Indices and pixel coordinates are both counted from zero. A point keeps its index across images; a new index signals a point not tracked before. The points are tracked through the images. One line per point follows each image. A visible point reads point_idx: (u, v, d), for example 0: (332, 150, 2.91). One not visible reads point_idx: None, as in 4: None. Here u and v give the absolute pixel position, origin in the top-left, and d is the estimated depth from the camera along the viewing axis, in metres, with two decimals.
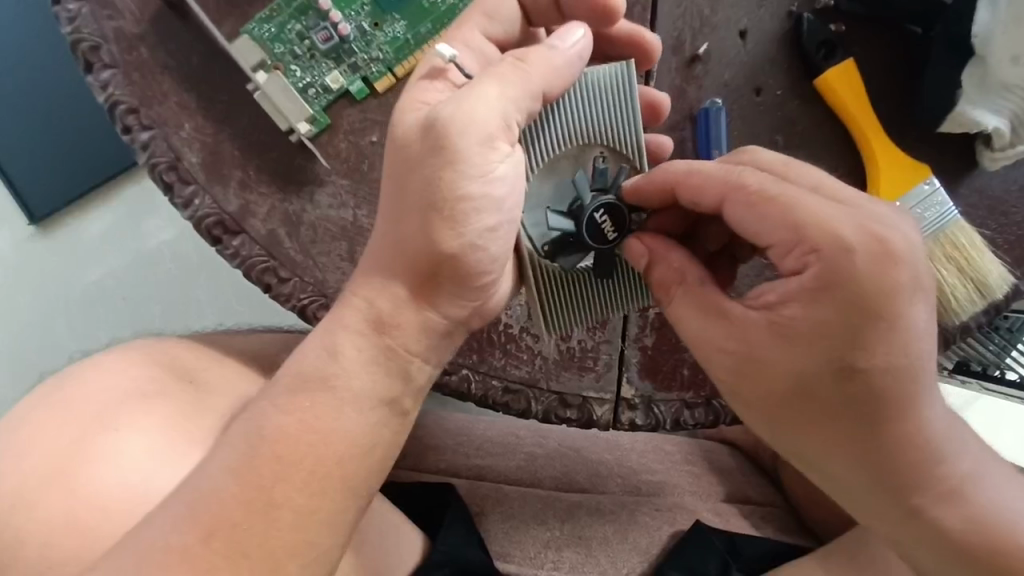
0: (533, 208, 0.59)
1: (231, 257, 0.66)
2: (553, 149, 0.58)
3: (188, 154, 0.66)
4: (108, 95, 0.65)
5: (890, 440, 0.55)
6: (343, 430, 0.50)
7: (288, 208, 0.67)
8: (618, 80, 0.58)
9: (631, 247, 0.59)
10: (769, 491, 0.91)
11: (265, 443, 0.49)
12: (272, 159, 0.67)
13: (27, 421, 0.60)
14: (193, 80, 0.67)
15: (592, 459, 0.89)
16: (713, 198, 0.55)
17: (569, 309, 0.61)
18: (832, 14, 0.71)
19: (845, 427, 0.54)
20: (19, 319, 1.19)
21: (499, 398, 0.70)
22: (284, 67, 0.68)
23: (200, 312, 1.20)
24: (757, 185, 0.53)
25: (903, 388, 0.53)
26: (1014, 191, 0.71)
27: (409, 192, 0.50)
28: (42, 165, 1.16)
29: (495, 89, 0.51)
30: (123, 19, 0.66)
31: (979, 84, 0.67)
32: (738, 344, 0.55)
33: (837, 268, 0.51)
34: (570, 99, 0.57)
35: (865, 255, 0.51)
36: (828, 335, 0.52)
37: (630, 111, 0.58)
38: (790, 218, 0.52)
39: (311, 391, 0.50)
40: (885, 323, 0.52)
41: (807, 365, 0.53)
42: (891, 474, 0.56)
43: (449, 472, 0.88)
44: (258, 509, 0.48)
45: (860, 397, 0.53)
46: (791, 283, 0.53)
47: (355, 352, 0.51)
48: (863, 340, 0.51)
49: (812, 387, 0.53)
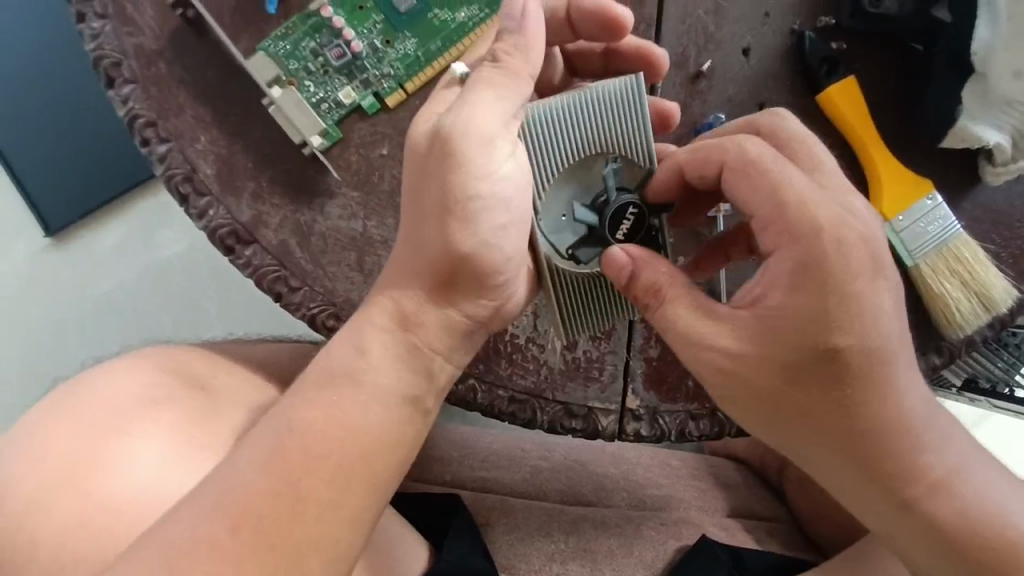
0: (552, 220, 0.59)
1: (243, 266, 0.68)
2: (566, 161, 0.58)
3: (203, 165, 0.68)
4: (128, 109, 0.68)
5: (883, 434, 0.54)
6: (373, 423, 0.52)
7: (300, 218, 0.69)
8: (628, 92, 0.57)
9: (613, 258, 0.57)
10: (773, 505, 0.94)
11: (292, 435, 0.50)
12: (284, 171, 0.69)
13: (42, 423, 0.61)
14: (210, 93, 0.69)
15: (598, 472, 0.91)
16: (715, 167, 0.57)
17: (587, 310, 0.62)
18: (833, 31, 0.72)
19: (832, 421, 0.54)
20: (35, 328, 1.21)
21: (504, 408, 0.70)
22: (298, 82, 0.70)
23: (210, 323, 1.22)
24: (754, 156, 0.55)
25: (878, 374, 0.53)
26: (1019, 206, 0.71)
27: (428, 194, 0.52)
28: (62, 178, 1.19)
29: (485, 91, 0.52)
30: (144, 35, 0.68)
31: (981, 100, 0.67)
32: (725, 334, 0.55)
33: (812, 258, 0.53)
34: (580, 112, 0.58)
35: (831, 236, 0.53)
36: (820, 313, 0.52)
37: (640, 119, 0.58)
38: (777, 194, 0.54)
39: (338, 386, 0.52)
40: (851, 309, 0.52)
41: (792, 347, 0.53)
42: (886, 468, 0.55)
43: (455, 484, 0.89)
44: (285, 502, 0.48)
45: (839, 389, 0.53)
46: (773, 267, 0.54)
47: (380, 349, 0.53)
48: (838, 322, 0.52)
49: (793, 383, 0.54)
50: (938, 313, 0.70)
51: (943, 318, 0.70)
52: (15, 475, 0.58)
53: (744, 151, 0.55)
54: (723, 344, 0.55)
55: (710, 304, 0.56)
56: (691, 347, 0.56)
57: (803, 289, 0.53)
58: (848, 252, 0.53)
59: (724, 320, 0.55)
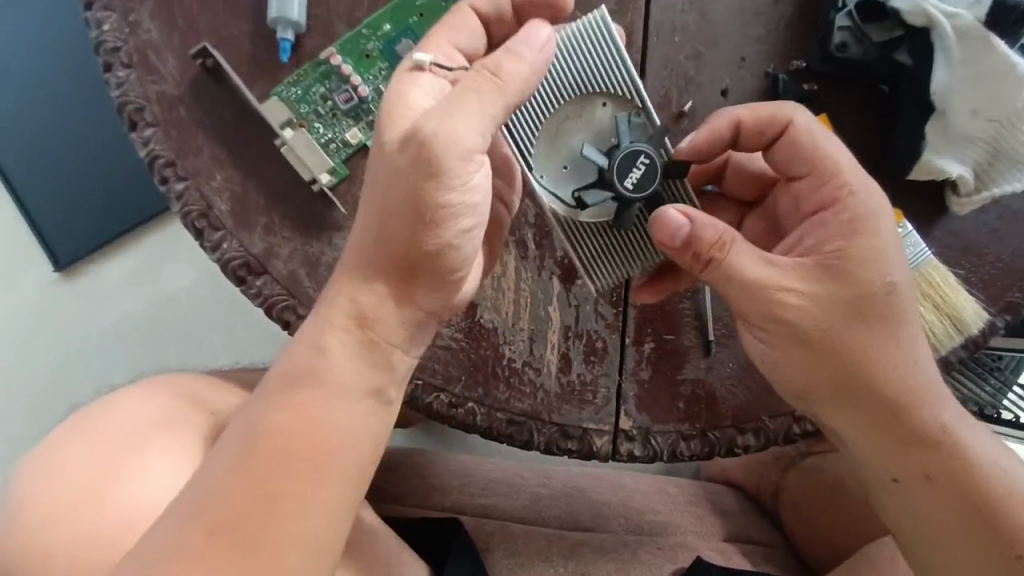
0: (556, 168, 0.64)
1: (255, 296, 0.72)
2: (558, 105, 0.63)
3: (218, 202, 0.73)
4: (149, 150, 0.72)
5: (895, 373, 0.63)
6: (338, 418, 0.55)
7: (308, 250, 0.73)
8: (602, 34, 0.62)
9: (670, 217, 0.61)
10: (769, 532, 0.98)
11: (261, 440, 0.53)
12: (295, 206, 0.73)
13: (61, 444, 0.64)
14: (225, 135, 0.73)
15: (596, 499, 0.95)
16: (774, 130, 0.66)
17: (606, 258, 0.68)
18: (805, 74, 0.76)
19: (856, 357, 0.62)
20: (43, 358, 1.25)
21: (503, 429, 0.73)
22: (308, 124, 0.74)
23: (215, 353, 1.26)
24: (805, 125, 0.65)
25: (893, 320, 0.62)
26: (986, 234, 0.76)
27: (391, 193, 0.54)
28: (75, 213, 1.23)
29: (472, 104, 0.53)
30: (165, 83, 0.73)
31: (944, 135, 0.72)
32: (779, 280, 0.61)
33: (845, 218, 0.62)
34: (562, 57, 0.62)
35: (868, 199, 0.63)
36: (866, 261, 0.61)
37: (616, 55, 0.62)
38: (821, 154, 0.64)
39: (306, 388, 0.54)
40: (874, 260, 0.61)
41: (828, 290, 0.61)
42: (897, 406, 0.63)
43: (455, 510, 0.92)
44: (261, 500, 0.51)
45: (863, 328, 0.61)
46: (832, 219, 0.63)
47: (340, 348, 0.56)
48: (864, 271, 0.61)
49: (829, 321, 0.61)
50: None
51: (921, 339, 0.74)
52: (34, 494, 0.61)
53: (803, 120, 0.65)
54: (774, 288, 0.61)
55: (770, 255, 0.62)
56: (762, 293, 0.61)
57: (843, 240, 0.62)
58: (879, 217, 0.62)
59: (784, 270, 0.61)
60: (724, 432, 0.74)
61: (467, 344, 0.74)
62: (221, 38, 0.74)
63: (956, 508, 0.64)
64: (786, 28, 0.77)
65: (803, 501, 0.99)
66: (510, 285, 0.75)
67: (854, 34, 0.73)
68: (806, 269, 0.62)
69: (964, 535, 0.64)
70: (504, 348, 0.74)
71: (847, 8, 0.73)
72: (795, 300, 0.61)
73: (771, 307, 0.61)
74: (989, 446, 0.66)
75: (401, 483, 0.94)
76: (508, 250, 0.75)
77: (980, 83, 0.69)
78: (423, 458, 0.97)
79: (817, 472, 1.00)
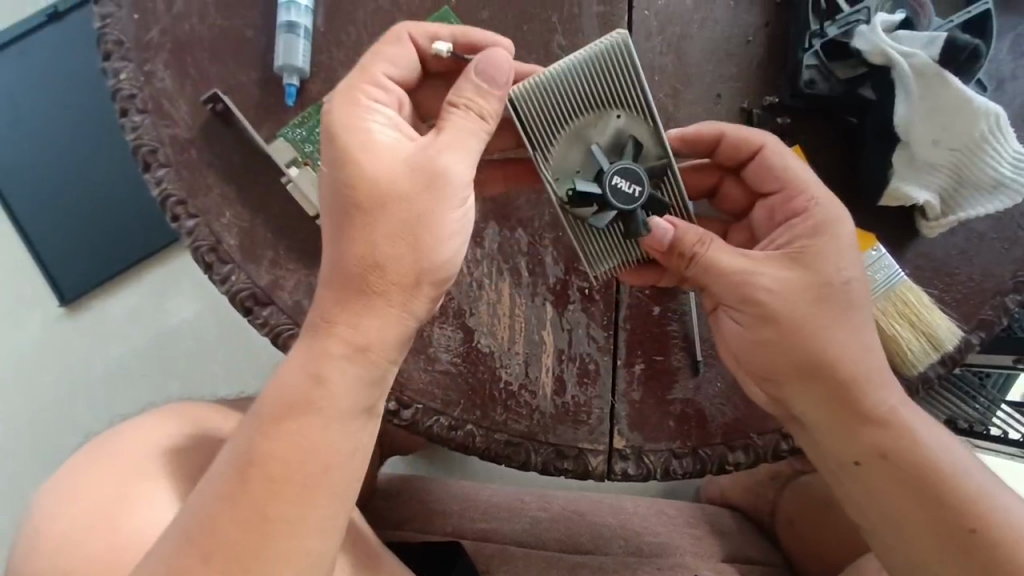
0: (564, 170, 0.68)
1: (261, 325, 0.76)
2: (575, 113, 0.67)
3: (227, 237, 0.77)
4: (162, 189, 0.77)
5: (858, 359, 0.66)
6: (333, 441, 0.57)
7: (313, 282, 0.77)
8: (621, 52, 0.65)
9: (658, 226, 0.66)
10: (767, 552, 1.00)
11: (253, 466, 0.55)
12: (299, 240, 0.77)
13: (80, 472, 0.67)
14: (234, 174, 0.78)
15: (596, 522, 0.97)
16: (751, 148, 0.72)
17: (608, 254, 0.71)
18: (778, 109, 0.82)
19: (821, 345, 0.66)
20: (51, 391, 1.27)
21: (500, 450, 0.76)
22: (312, 162, 0.77)
23: (217, 383, 1.28)
24: (776, 148, 0.72)
25: (854, 313, 0.67)
26: (955, 255, 0.80)
27: (382, 223, 0.58)
28: (84, 247, 1.27)
29: (472, 143, 0.62)
30: (178, 126, 0.78)
31: (908, 164, 0.77)
32: (754, 274, 0.66)
33: (814, 222, 0.68)
34: (583, 68, 0.66)
35: (831, 206, 0.69)
36: (830, 257, 0.67)
37: (632, 74, 0.66)
38: (792, 172, 0.71)
39: (295, 416, 0.57)
40: (837, 257, 0.67)
41: (795, 285, 0.66)
42: (860, 395, 0.67)
43: (456, 535, 0.94)
44: (256, 522, 0.54)
45: (828, 320, 0.66)
46: (801, 224, 0.69)
47: (340, 376, 0.58)
48: (827, 267, 0.67)
49: (796, 309, 0.66)
50: (895, 354, 0.77)
51: (899, 358, 0.78)
52: (52, 519, 0.64)
53: (773, 143, 0.72)
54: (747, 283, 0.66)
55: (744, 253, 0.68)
56: (738, 283, 0.67)
57: (812, 239, 0.68)
58: (844, 222, 0.68)
59: (756, 265, 0.67)
60: (715, 449, 0.77)
61: (465, 367, 0.77)
62: (231, 85, 0.79)
63: (918, 500, 0.65)
64: (758, 67, 0.82)
65: (795, 519, 1.01)
66: (505, 311, 0.79)
67: (820, 72, 0.79)
68: (778, 265, 0.67)
69: (919, 515, 0.65)
70: (501, 371, 0.77)
71: (813, 48, 0.78)
72: (762, 290, 0.66)
73: (745, 292, 0.66)
74: (950, 443, 0.68)
75: (402, 510, 0.97)
76: (504, 278, 0.79)
77: (937, 117, 0.74)
78: (420, 485, 1.01)
79: (808, 490, 1.02)
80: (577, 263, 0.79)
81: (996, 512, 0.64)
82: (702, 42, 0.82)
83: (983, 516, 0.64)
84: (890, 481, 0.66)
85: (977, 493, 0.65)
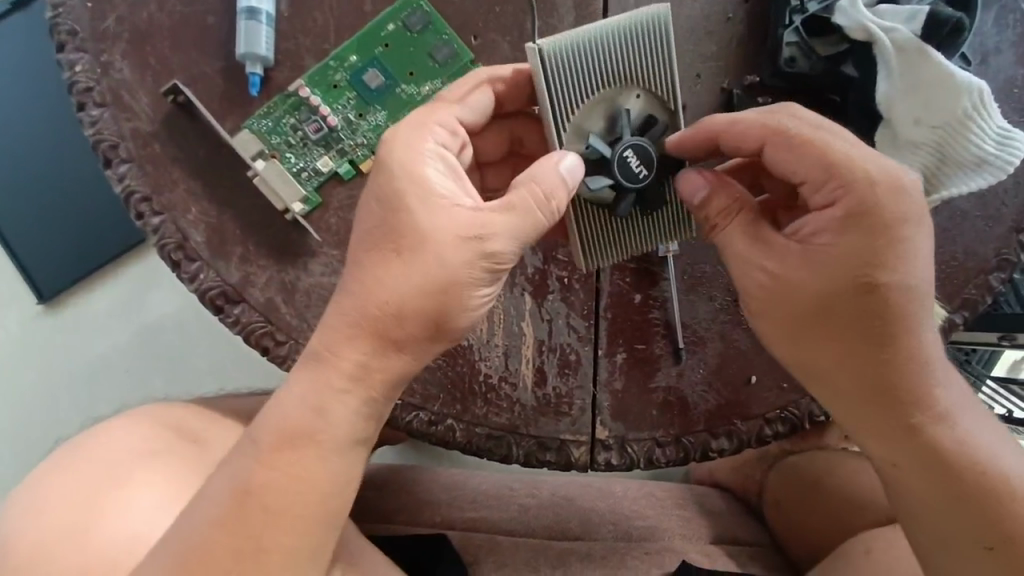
0: (579, 134, 0.64)
1: (233, 324, 0.74)
2: (601, 83, 0.63)
3: (194, 234, 0.74)
4: (125, 186, 0.74)
5: (902, 357, 0.62)
6: (329, 472, 0.57)
7: (285, 277, 0.75)
8: (655, 29, 0.62)
9: (689, 180, 0.64)
10: (756, 532, 1.00)
11: (248, 494, 0.55)
12: (269, 235, 0.75)
13: (48, 481, 0.66)
14: (200, 168, 0.75)
15: (585, 507, 0.97)
16: (757, 139, 0.63)
17: (607, 247, 0.68)
18: (758, 89, 0.80)
19: (863, 344, 0.62)
20: (31, 394, 1.25)
21: (482, 444, 0.75)
22: (279, 154, 0.77)
23: (201, 379, 1.27)
24: (795, 131, 0.61)
25: (908, 310, 0.61)
26: (940, 234, 0.79)
27: (422, 278, 0.56)
28: (62, 247, 1.23)
29: (522, 224, 0.58)
30: (139, 120, 0.75)
31: (890, 143, 0.75)
32: (779, 268, 0.63)
33: (862, 202, 0.59)
34: (618, 38, 0.61)
35: (884, 188, 0.59)
36: (892, 247, 0.59)
37: (664, 55, 0.63)
38: (824, 157, 0.60)
39: (296, 446, 0.56)
40: (899, 250, 0.59)
41: (835, 283, 0.60)
42: (900, 393, 0.63)
43: (444, 525, 0.93)
44: (246, 552, 0.54)
45: (876, 318, 0.61)
46: (829, 214, 0.61)
47: (341, 411, 0.57)
48: (882, 260, 0.59)
49: (836, 302, 0.61)
50: None
51: None
52: (20, 529, 0.63)
53: (792, 129, 0.61)
54: (774, 279, 0.63)
55: (768, 235, 0.64)
56: (742, 267, 0.65)
57: (853, 221, 0.59)
58: (901, 198, 0.59)
59: (773, 253, 0.63)
60: (698, 436, 0.76)
61: (445, 361, 0.76)
62: (194, 75, 0.76)
63: (951, 495, 0.65)
64: (738, 45, 0.80)
65: (782, 499, 1.00)
66: None
67: (801, 49, 0.77)
68: (807, 257, 0.62)
69: (935, 523, 0.66)
70: (481, 364, 0.76)
71: (795, 24, 0.76)
72: (768, 280, 0.63)
73: (778, 280, 0.63)
74: (993, 443, 0.66)
75: (388, 501, 0.96)
76: None
77: (916, 94, 0.73)
78: (409, 474, 0.99)
79: (796, 469, 1.02)
80: (556, 251, 0.78)
81: (1020, 533, 0.64)
82: (680, 21, 0.80)
83: (1003, 536, 0.64)
84: (921, 477, 0.65)
85: (1004, 514, 0.64)
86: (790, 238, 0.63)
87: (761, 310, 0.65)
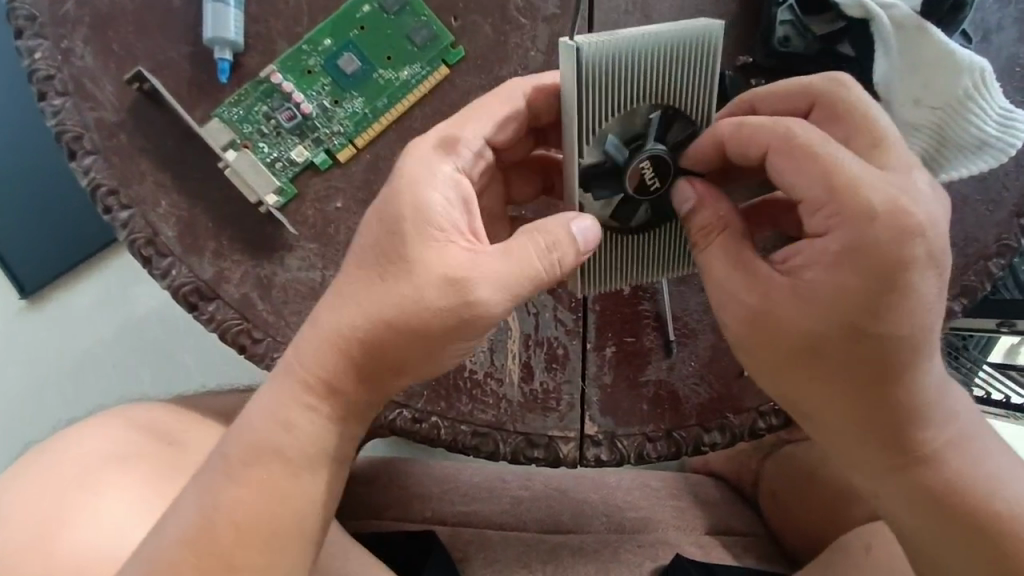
0: (600, 138, 0.59)
1: (208, 321, 0.71)
2: (635, 91, 0.57)
3: (165, 228, 0.71)
4: (90, 179, 0.71)
5: (893, 401, 0.58)
6: (300, 474, 0.55)
7: (260, 272, 0.72)
8: (706, 47, 0.56)
9: (681, 189, 0.62)
10: (752, 521, 0.98)
11: (218, 499, 0.53)
12: (243, 229, 0.72)
13: (13, 490, 0.63)
14: (168, 160, 0.72)
15: (578, 499, 0.95)
16: (760, 148, 0.57)
17: (611, 269, 0.66)
18: (751, 69, 0.76)
19: (856, 389, 0.58)
20: (11, 392, 1.22)
21: (467, 441, 0.73)
22: (252, 144, 0.73)
23: (186, 376, 1.24)
24: (805, 138, 0.55)
25: (901, 357, 0.56)
26: None
27: (399, 286, 0.54)
28: (45, 243, 1.19)
29: (514, 274, 0.56)
30: (103, 109, 0.72)
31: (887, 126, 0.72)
32: (761, 304, 0.58)
33: (862, 238, 0.53)
34: (666, 49, 0.55)
35: (885, 225, 0.52)
36: (892, 299, 0.54)
37: (705, 74, 0.58)
38: (825, 175, 0.54)
39: (262, 451, 0.54)
40: (900, 298, 0.54)
41: (824, 328, 0.56)
42: (891, 433, 0.60)
43: (434, 520, 0.91)
44: (214, 562, 0.52)
45: (868, 364, 0.56)
46: (821, 245, 0.55)
47: (305, 417, 0.55)
48: (879, 308, 0.54)
49: (823, 345, 0.56)
50: None
51: None
52: None
53: (801, 137, 0.55)
54: (753, 314, 0.59)
55: (752, 262, 0.59)
56: (721, 295, 0.60)
57: (850, 258, 0.54)
58: (905, 244, 0.53)
59: (757, 284, 0.58)
60: (690, 430, 0.74)
61: None
62: (159, 62, 0.72)
63: (940, 530, 0.62)
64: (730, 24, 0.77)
65: (779, 490, 0.99)
66: None
67: (796, 28, 0.73)
68: (796, 293, 0.57)
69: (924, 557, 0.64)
70: (465, 360, 0.74)
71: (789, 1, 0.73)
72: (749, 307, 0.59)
73: (764, 320, 0.58)
74: (994, 475, 0.63)
75: (378, 495, 0.94)
76: None
77: (917, 74, 0.70)
78: (400, 467, 0.96)
79: (794, 459, 1.01)
80: None
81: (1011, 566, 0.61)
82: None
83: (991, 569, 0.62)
84: (913, 512, 0.63)
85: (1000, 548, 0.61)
86: (776, 268, 0.59)
87: (741, 345, 0.61)
